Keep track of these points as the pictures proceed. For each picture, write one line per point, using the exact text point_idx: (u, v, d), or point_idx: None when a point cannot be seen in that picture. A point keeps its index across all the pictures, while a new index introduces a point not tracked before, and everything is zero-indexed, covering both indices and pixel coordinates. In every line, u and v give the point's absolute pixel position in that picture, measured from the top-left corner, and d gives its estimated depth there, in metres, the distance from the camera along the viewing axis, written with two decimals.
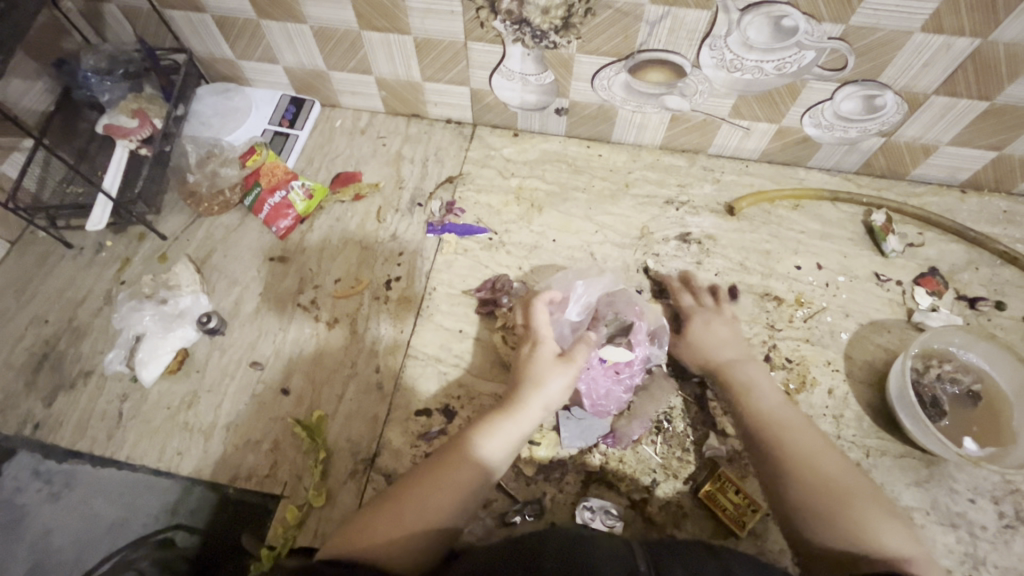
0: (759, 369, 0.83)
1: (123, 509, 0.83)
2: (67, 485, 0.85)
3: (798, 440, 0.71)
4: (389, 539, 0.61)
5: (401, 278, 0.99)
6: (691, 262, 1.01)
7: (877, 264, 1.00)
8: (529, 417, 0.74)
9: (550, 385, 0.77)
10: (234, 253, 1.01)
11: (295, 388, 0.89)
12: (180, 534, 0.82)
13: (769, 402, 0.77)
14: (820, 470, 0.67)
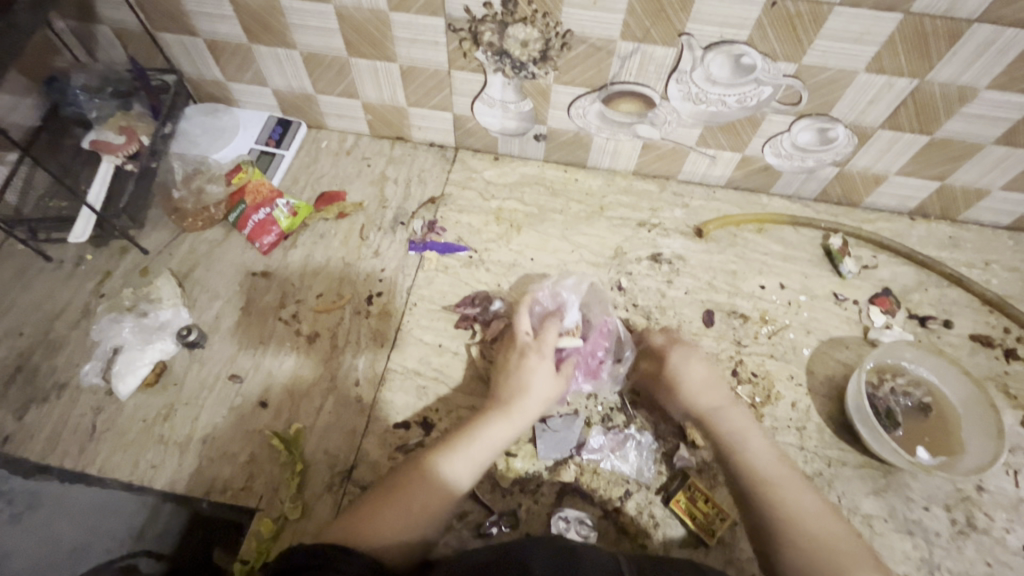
0: (747, 418, 0.82)
1: (86, 533, 0.84)
2: (28, 506, 0.85)
3: (785, 494, 0.72)
4: (394, 532, 0.66)
5: (383, 294, 1.01)
6: (663, 281, 1.05)
7: (835, 285, 1.06)
8: (523, 413, 0.80)
9: (537, 375, 0.83)
10: (216, 268, 1.02)
11: (273, 400, 0.90)
12: (145, 560, 0.82)
13: (758, 455, 0.77)
14: (805, 523, 0.69)
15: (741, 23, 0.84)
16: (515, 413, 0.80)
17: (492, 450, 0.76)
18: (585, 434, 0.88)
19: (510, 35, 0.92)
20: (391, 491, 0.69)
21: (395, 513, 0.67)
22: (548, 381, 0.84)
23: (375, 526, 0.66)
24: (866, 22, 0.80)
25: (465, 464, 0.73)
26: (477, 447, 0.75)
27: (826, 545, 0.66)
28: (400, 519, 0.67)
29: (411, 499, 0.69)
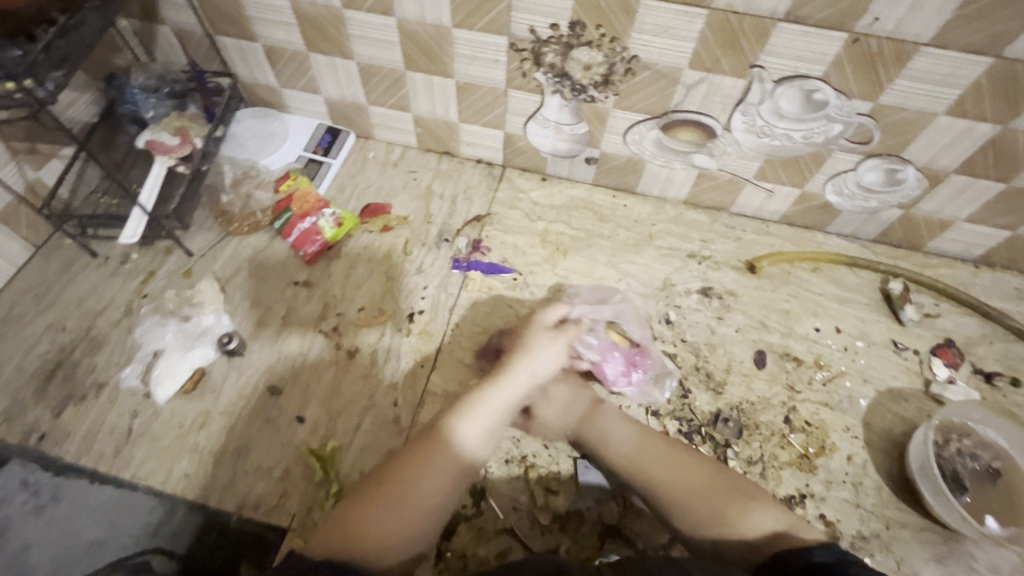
0: (611, 417, 0.81)
1: (103, 528, 0.81)
2: (53, 497, 0.83)
3: (648, 462, 0.73)
4: (387, 538, 0.60)
5: (424, 312, 0.99)
6: (712, 317, 1.02)
7: (894, 332, 1.01)
8: (513, 395, 0.76)
9: (544, 356, 0.81)
10: (260, 274, 1.01)
11: (310, 416, 0.88)
12: (157, 558, 0.79)
13: (619, 444, 0.77)
14: (685, 488, 0.69)
15: (818, 58, 0.81)
16: (503, 393, 0.76)
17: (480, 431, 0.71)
18: None
19: (573, 57, 0.90)
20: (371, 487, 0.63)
21: (387, 516, 0.61)
22: (550, 364, 0.81)
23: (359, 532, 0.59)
24: (955, 64, 0.76)
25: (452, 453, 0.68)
26: (463, 427, 0.70)
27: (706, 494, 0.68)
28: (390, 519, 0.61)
29: (397, 498, 0.62)
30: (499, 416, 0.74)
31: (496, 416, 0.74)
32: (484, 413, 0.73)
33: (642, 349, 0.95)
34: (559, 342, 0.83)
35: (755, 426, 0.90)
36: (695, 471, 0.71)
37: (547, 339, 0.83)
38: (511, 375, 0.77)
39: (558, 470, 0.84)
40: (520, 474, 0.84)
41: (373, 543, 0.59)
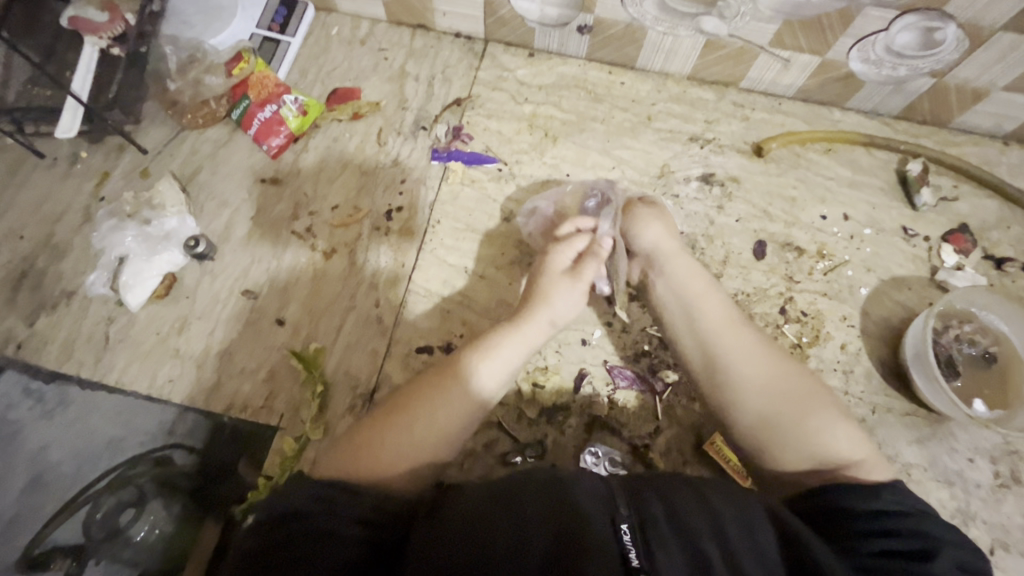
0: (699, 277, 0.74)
1: (119, 428, 0.81)
2: (60, 404, 0.82)
3: (725, 341, 0.67)
4: (395, 462, 0.60)
5: (403, 208, 0.93)
6: (712, 206, 0.95)
7: (905, 218, 0.95)
8: (532, 337, 0.73)
9: (562, 299, 0.75)
10: (226, 171, 0.94)
11: (290, 318, 0.85)
12: (179, 452, 0.80)
13: (709, 318, 0.69)
14: (758, 382, 0.63)
15: None
16: (525, 337, 0.72)
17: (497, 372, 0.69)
18: (613, 360, 0.84)
19: None
20: (382, 418, 0.63)
21: (390, 446, 0.61)
22: (572, 308, 0.76)
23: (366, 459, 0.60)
24: None
25: (469, 387, 0.66)
26: (483, 364, 0.68)
27: (778, 397, 0.62)
28: (401, 442, 0.61)
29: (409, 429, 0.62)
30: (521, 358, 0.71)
31: (513, 354, 0.71)
32: (506, 353, 0.70)
33: None
34: (579, 286, 0.77)
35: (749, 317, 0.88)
36: (780, 370, 0.64)
37: (562, 284, 0.76)
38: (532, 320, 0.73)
39: (545, 364, 0.83)
40: None
41: (379, 472, 0.59)
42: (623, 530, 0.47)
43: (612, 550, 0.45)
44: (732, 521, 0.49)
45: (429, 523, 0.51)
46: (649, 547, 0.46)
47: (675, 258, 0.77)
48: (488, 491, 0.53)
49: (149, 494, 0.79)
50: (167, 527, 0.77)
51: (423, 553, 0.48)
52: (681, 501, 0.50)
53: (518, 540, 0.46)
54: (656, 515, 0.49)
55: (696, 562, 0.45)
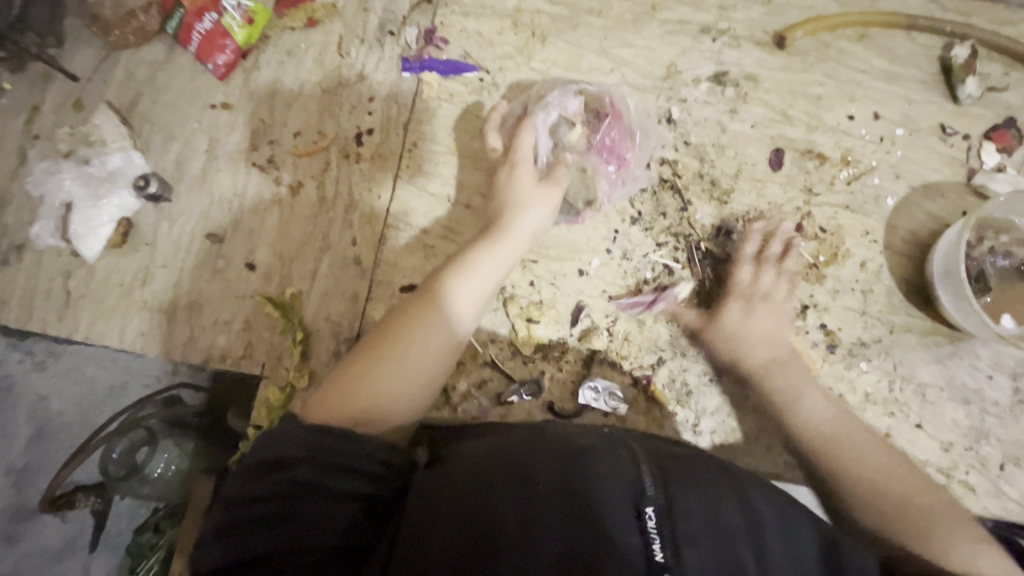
0: (803, 374, 0.72)
1: (116, 376, 0.91)
2: (50, 356, 0.90)
3: (842, 439, 0.66)
4: (398, 394, 0.59)
5: (374, 132, 0.82)
6: (725, 111, 0.83)
7: (944, 114, 0.84)
8: (514, 246, 0.71)
9: (531, 202, 0.74)
10: (168, 97, 0.82)
11: (261, 262, 0.78)
12: (186, 392, 0.92)
13: (818, 415, 0.69)
14: (901, 494, 0.61)
15: None
16: (504, 247, 0.70)
17: (483, 286, 0.67)
18: (612, 291, 0.78)
19: None
20: (375, 345, 0.60)
21: (384, 372, 0.59)
22: (546, 215, 0.74)
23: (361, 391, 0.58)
24: None
25: (456, 304, 0.64)
26: (467, 279, 0.66)
27: (909, 503, 0.60)
28: (397, 372, 0.59)
29: (401, 354, 0.60)
30: (505, 266, 0.70)
31: (499, 269, 0.69)
32: (490, 264, 0.68)
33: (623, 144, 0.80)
34: (547, 189, 0.75)
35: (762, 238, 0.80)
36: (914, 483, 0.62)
37: (531, 194, 0.74)
38: (509, 231, 0.72)
39: (539, 299, 0.78)
40: (500, 306, 0.77)
41: (374, 403, 0.57)
42: (647, 516, 0.44)
43: (632, 540, 0.42)
44: (775, 535, 0.46)
45: (431, 491, 0.47)
46: (677, 540, 0.43)
47: (794, 364, 0.73)
48: (498, 452, 0.49)
49: (159, 435, 0.91)
50: (182, 465, 0.91)
51: (427, 522, 0.44)
52: (711, 485, 0.48)
53: (528, 517, 0.43)
54: (686, 503, 0.45)
55: (726, 563, 0.43)
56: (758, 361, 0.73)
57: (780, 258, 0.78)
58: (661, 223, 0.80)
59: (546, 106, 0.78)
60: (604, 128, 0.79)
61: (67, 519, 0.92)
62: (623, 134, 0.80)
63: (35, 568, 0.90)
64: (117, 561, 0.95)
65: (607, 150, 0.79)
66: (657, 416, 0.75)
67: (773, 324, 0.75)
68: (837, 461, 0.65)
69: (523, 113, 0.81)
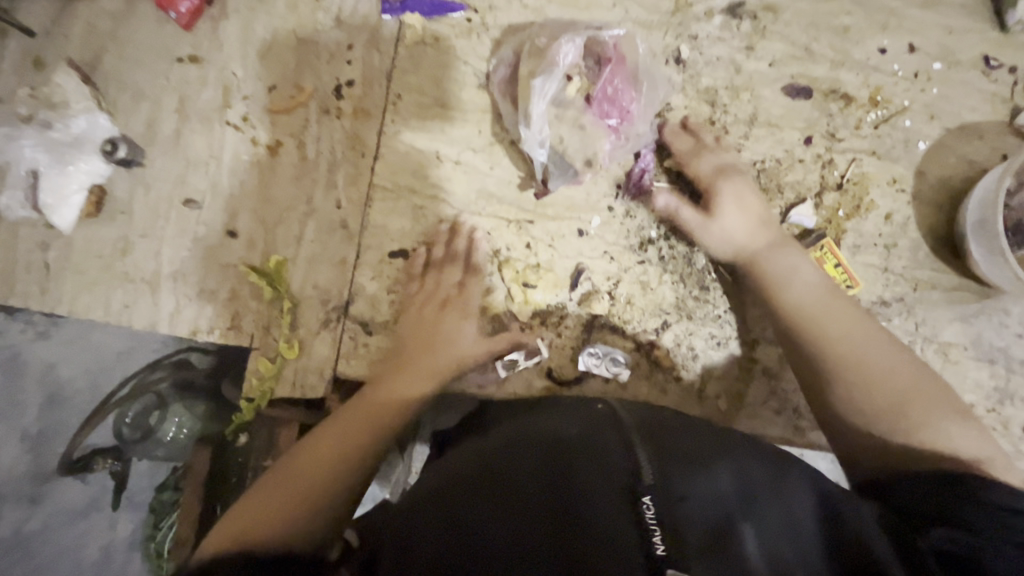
0: (798, 252, 0.68)
1: (126, 341, 0.93)
2: (54, 323, 0.91)
3: (834, 318, 0.62)
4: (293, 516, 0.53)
5: (355, 83, 0.76)
6: (740, 48, 0.75)
7: (988, 44, 0.75)
8: (439, 368, 0.68)
9: (461, 331, 0.71)
10: (132, 52, 0.76)
11: (243, 229, 0.74)
12: (195, 355, 0.92)
13: (809, 292, 0.64)
14: (885, 372, 0.58)
15: None
16: (430, 366, 0.68)
17: (404, 404, 0.64)
18: (614, 251, 0.73)
19: None
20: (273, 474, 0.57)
21: (281, 498, 0.54)
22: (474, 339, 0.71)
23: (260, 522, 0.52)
24: None
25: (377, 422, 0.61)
26: (391, 394, 0.64)
27: (899, 388, 0.57)
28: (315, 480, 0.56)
29: (302, 479, 0.56)
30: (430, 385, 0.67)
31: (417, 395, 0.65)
32: (411, 383, 0.66)
33: (627, 97, 0.72)
34: (468, 315, 0.71)
35: (777, 190, 0.73)
36: (906, 365, 0.59)
37: (453, 321, 0.71)
38: (433, 348, 0.69)
39: (536, 261, 0.73)
40: (494, 271, 0.73)
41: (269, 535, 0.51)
42: (644, 505, 0.40)
43: (631, 531, 0.39)
44: (764, 492, 0.44)
45: (405, 516, 0.45)
46: (679, 524, 0.40)
47: (786, 247, 0.69)
48: (473, 460, 0.47)
49: (170, 399, 0.92)
50: (194, 425, 0.92)
51: (398, 552, 0.42)
52: (701, 455, 0.45)
53: (513, 539, 0.40)
54: (680, 485, 0.42)
55: (731, 538, 0.40)
56: (752, 239, 0.69)
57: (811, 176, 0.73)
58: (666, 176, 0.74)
59: (546, 70, 0.70)
60: (605, 77, 0.71)
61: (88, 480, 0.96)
62: (627, 82, 0.72)
63: (61, 524, 0.95)
64: (141, 518, 0.98)
65: (609, 108, 0.72)
66: (660, 383, 0.72)
67: (755, 205, 0.70)
68: (818, 338, 0.61)
69: (516, 60, 0.74)
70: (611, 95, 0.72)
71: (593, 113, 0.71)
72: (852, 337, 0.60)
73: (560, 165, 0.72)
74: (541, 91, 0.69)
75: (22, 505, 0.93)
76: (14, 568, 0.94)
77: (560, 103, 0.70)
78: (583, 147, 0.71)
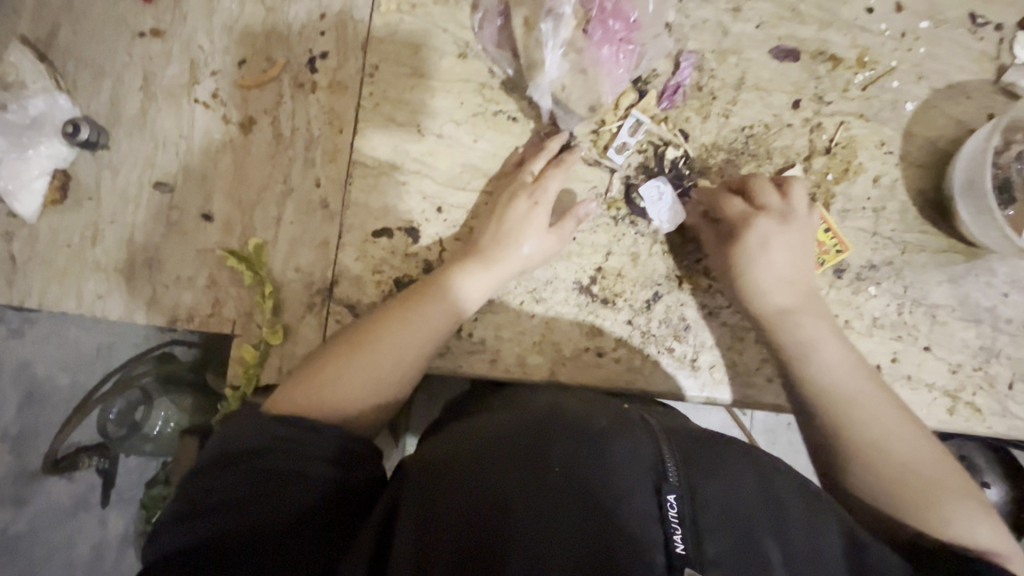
0: (820, 322, 0.65)
1: (106, 335, 0.95)
2: (28, 321, 0.92)
3: (851, 393, 0.61)
4: (359, 397, 0.58)
5: (329, 56, 0.72)
6: (726, 10, 0.73)
7: (975, 2, 0.74)
8: (509, 258, 0.67)
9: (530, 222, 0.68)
10: (88, 28, 0.72)
11: (219, 212, 0.71)
12: (178, 347, 0.94)
13: (834, 369, 0.63)
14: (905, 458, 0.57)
15: None
16: (498, 260, 0.66)
17: (476, 292, 0.65)
18: (603, 225, 0.72)
19: None
20: (345, 345, 0.61)
21: (354, 372, 0.59)
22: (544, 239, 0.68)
23: (319, 390, 0.58)
24: None
25: (447, 304, 0.64)
26: (466, 278, 0.65)
27: (916, 479, 0.56)
28: (369, 373, 0.59)
29: (371, 356, 0.60)
30: (501, 276, 0.67)
31: (484, 286, 0.66)
32: (480, 272, 0.66)
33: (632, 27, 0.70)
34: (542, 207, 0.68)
35: (766, 156, 0.73)
36: (925, 451, 0.58)
37: (526, 214, 0.68)
38: (505, 241, 0.67)
39: None
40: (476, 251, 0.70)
41: (339, 405, 0.58)
42: (668, 504, 0.43)
43: (652, 528, 0.41)
44: (795, 517, 0.45)
45: (438, 482, 0.46)
46: (697, 528, 0.42)
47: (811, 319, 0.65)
48: (506, 431, 0.49)
49: (154, 393, 0.90)
50: (182, 420, 0.89)
51: (433, 501, 0.44)
52: (732, 467, 0.46)
53: (542, 495, 0.43)
54: (708, 495, 0.44)
55: (752, 556, 0.41)
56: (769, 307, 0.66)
57: (797, 139, 0.73)
58: (658, 144, 0.72)
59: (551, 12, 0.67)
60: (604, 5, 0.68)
61: (73, 477, 0.96)
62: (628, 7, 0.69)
63: (50, 524, 0.97)
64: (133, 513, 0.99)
65: (621, 43, 0.69)
66: (653, 355, 0.71)
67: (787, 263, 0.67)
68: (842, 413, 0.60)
69: (504, 10, 0.71)
70: (617, 27, 0.68)
71: (601, 46, 0.68)
72: (885, 441, 0.58)
73: (567, 112, 0.71)
74: (553, 35, 0.67)
75: (7, 507, 0.95)
76: (7, 567, 0.95)
77: (565, 41, 0.67)
78: (589, 95, 0.70)
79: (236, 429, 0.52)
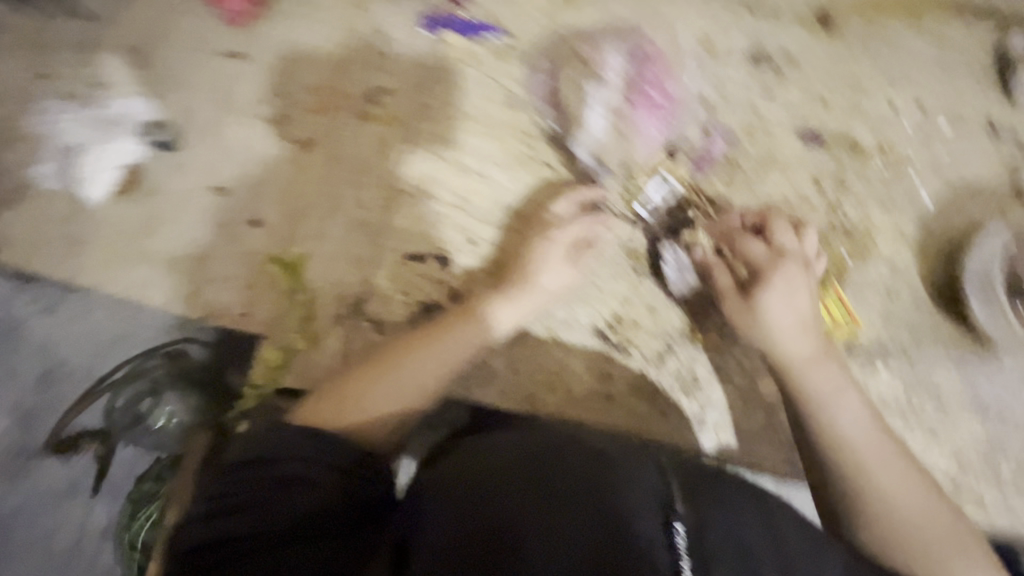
0: (836, 371, 0.62)
1: None
2: None
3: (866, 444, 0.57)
4: (380, 414, 0.61)
5: (390, 92, 0.79)
6: (760, 92, 0.79)
7: (996, 111, 0.79)
8: (531, 296, 0.70)
9: (550, 263, 0.71)
10: (180, 43, 0.79)
11: (267, 220, 0.76)
12: None
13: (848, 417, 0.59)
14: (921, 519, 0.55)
15: None
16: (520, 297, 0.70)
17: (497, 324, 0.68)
18: (624, 275, 0.75)
19: None
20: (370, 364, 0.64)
21: (378, 390, 0.62)
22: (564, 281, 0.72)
23: (343, 404, 0.60)
24: None
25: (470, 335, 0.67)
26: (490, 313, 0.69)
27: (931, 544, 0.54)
28: (392, 392, 0.62)
29: (395, 376, 0.63)
30: (524, 313, 0.70)
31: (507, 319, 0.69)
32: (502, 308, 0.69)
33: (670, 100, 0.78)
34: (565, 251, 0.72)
35: None
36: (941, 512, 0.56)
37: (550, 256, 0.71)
38: (527, 280, 0.70)
39: None
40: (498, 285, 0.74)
41: (361, 421, 0.59)
42: (675, 530, 0.44)
43: (661, 554, 0.43)
44: (800, 558, 0.46)
45: (451, 498, 0.47)
46: (705, 559, 0.43)
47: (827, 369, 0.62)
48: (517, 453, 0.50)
49: None
50: None
51: (445, 519, 0.45)
52: (738, 509, 0.48)
53: (551, 518, 0.44)
54: (714, 525, 0.46)
55: None
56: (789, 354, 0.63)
57: (817, 218, 0.76)
58: (685, 205, 0.75)
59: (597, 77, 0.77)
60: (648, 78, 0.78)
61: None
62: (669, 84, 0.78)
63: None
64: None
65: (657, 111, 0.77)
66: (659, 406, 0.73)
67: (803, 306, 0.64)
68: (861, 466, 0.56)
69: (554, 70, 0.78)
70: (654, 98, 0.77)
71: (638, 111, 0.76)
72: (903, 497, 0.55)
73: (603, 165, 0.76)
74: (596, 96, 0.76)
75: None
76: None
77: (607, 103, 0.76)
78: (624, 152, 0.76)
79: (235, 436, 0.51)
